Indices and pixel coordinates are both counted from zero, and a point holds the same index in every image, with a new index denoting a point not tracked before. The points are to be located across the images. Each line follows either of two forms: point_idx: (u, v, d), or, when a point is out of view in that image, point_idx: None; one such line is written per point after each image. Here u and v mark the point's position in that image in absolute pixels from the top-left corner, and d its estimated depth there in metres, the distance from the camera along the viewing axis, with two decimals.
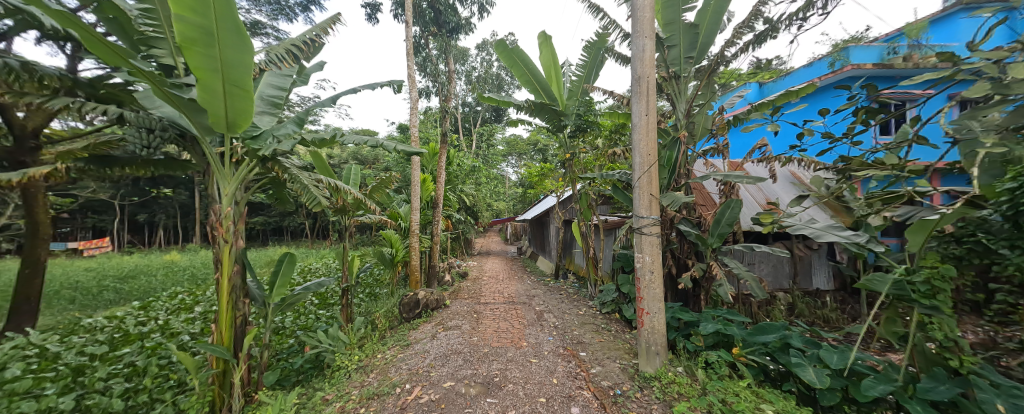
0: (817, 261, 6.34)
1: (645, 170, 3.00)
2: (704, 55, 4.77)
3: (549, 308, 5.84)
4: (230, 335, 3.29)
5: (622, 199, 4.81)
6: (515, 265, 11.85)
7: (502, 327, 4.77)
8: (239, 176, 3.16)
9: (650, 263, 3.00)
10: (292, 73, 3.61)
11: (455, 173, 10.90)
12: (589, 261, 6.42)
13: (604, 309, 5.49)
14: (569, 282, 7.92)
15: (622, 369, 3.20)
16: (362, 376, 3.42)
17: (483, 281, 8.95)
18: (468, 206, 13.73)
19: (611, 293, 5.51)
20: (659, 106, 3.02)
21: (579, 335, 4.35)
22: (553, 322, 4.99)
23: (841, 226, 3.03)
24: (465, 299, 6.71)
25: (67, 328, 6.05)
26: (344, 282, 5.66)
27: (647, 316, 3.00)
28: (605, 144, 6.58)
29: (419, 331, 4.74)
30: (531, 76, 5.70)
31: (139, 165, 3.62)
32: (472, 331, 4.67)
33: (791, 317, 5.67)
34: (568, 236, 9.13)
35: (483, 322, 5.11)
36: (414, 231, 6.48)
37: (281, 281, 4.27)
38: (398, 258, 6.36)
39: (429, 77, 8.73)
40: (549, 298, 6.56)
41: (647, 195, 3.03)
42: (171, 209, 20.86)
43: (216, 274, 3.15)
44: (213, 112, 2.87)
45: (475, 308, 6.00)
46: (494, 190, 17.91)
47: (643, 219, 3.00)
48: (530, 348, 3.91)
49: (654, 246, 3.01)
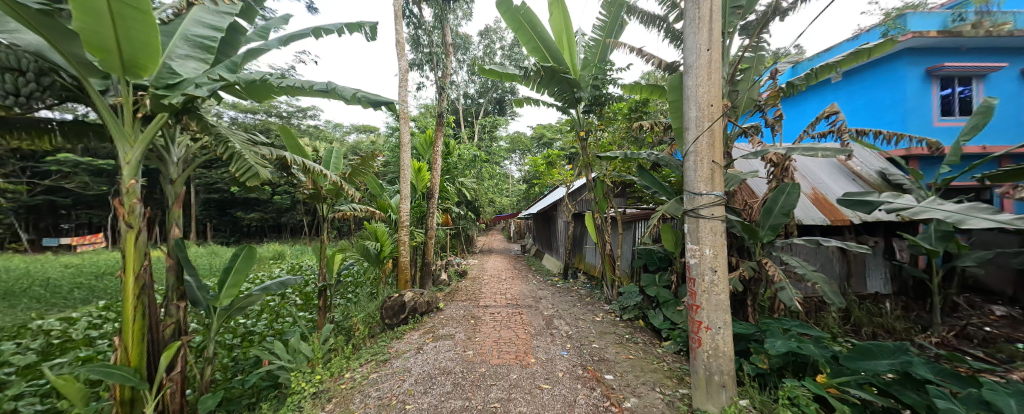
0: (873, 261, 5.43)
1: (706, 128, 2.11)
2: (755, 5, 3.86)
3: (559, 313, 4.97)
4: (139, 351, 2.47)
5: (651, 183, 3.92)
6: (518, 264, 11.01)
7: (505, 338, 3.92)
8: (146, 138, 2.31)
9: (713, 256, 2.10)
10: (232, 10, 2.78)
11: (455, 164, 10.07)
12: (605, 258, 5.56)
13: (625, 315, 4.63)
14: (580, 283, 7.05)
15: (666, 405, 2.32)
16: (315, 408, 2.58)
17: (484, 280, 8.12)
18: (468, 201, 12.90)
19: (634, 297, 4.64)
20: (722, 39, 2.15)
21: (600, 349, 3.49)
22: (566, 331, 4.15)
23: (989, 207, 2.25)
24: (462, 301, 5.89)
25: (11, 331, 5.32)
26: (322, 281, 4.85)
27: (705, 334, 2.11)
28: (624, 124, 5.69)
29: (404, 341, 3.92)
30: (540, 41, 4.86)
31: (35, 129, 2.80)
32: (467, 342, 3.83)
33: (848, 327, 4.76)
34: (578, 232, 8.26)
35: (480, 329, 4.27)
36: (405, 224, 5.66)
37: (232, 279, 3.47)
38: (384, 254, 5.55)
39: (425, 54, 7.88)
40: (558, 301, 5.70)
41: (708, 163, 2.14)
42: None
43: (117, 269, 2.33)
44: (92, 38, 1.99)
45: (473, 312, 5.16)
46: (496, 185, 17.08)
47: (701, 197, 2.12)
48: (539, 368, 3.07)
49: (717, 236, 2.13)
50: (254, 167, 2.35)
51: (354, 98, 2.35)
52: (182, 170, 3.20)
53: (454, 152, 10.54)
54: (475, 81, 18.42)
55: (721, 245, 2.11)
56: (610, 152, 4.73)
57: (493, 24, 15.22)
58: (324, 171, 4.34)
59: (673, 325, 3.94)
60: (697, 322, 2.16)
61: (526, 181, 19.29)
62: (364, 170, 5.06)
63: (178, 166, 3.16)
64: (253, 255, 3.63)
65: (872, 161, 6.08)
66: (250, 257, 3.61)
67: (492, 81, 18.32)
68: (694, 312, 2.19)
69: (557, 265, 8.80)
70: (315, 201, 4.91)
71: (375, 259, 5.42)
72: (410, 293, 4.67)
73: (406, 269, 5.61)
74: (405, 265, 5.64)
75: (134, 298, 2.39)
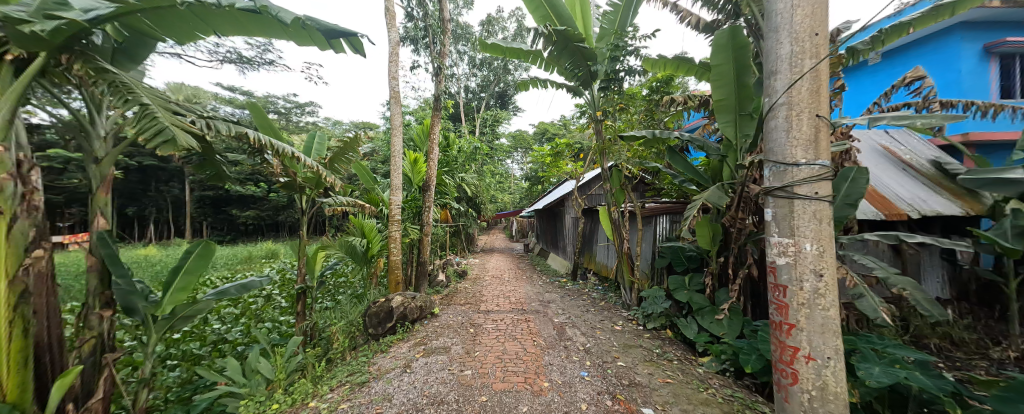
0: (929, 259, 4.75)
1: (810, 68, 1.44)
2: None
3: (572, 321, 4.31)
4: (21, 381, 1.84)
5: (685, 167, 3.39)
6: (522, 264, 10.35)
7: (511, 352, 3.28)
8: (17, 89, 1.68)
9: (821, 256, 1.43)
10: None
11: (454, 157, 9.44)
12: (623, 258, 4.91)
13: (650, 323, 3.98)
14: (592, 286, 6.37)
15: None
16: None
17: (485, 281, 7.48)
18: (469, 197, 12.26)
19: (660, 303, 3.98)
20: None
21: (628, 369, 2.83)
22: (582, 343, 3.50)
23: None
24: (461, 305, 5.25)
25: None
26: (300, 283, 4.22)
27: (804, 367, 1.46)
28: (644, 106, 5.03)
29: (389, 356, 3.29)
30: (548, 6, 4.22)
31: None
32: (464, 358, 3.18)
33: (908, 338, 4.09)
34: (587, 230, 7.59)
35: (481, 341, 3.63)
36: (396, 219, 5.01)
37: (179, 282, 2.86)
38: (373, 252, 4.93)
39: (421, 35, 7.23)
40: (569, 306, 5.06)
41: (809, 118, 1.47)
42: (162, 203, 20.01)
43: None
44: None
45: (473, 318, 4.52)
46: (498, 182, 16.44)
47: (800, 168, 1.46)
48: (556, 396, 2.42)
49: (826, 224, 1.46)
50: (169, 131, 1.71)
51: (296, 23, 1.85)
52: (110, 147, 2.58)
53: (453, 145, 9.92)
54: (477, 75, 17.76)
55: (830, 240, 1.43)
56: (633, 133, 4.04)
57: (494, 13, 14.56)
58: (299, 154, 3.72)
59: (712, 338, 3.28)
60: (789, 348, 1.52)
61: (529, 177, 18.60)
62: (348, 158, 4.41)
63: (104, 142, 2.53)
64: (209, 253, 3.03)
65: (922, 149, 5.43)
66: (204, 256, 2.99)
67: (494, 74, 17.71)
68: (783, 335, 1.54)
69: (565, 265, 8.15)
70: (290, 192, 4.26)
71: (362, 259, 4.79)
72: (399, 297, 4.02)
73: (398, 269, 4.97)
74: (396, 265, 4.97)
75: (9, 308, 1.77)
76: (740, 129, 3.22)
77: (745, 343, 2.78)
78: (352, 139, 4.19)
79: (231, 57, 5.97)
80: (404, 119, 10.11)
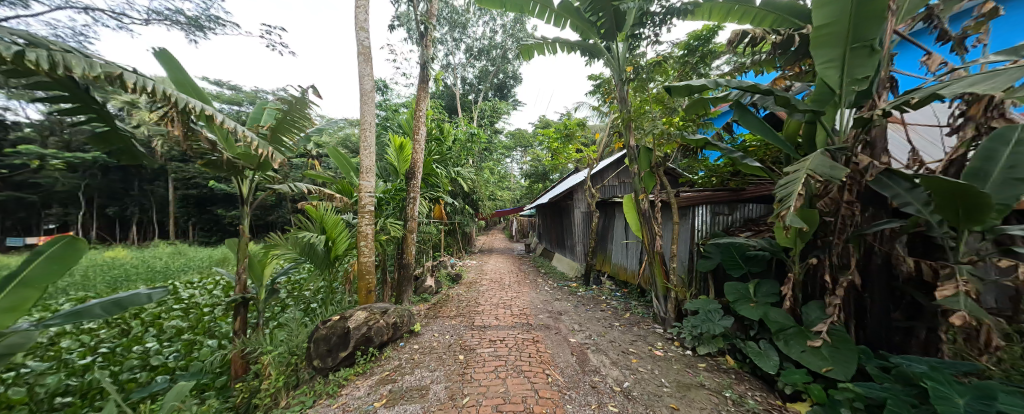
0: None
1: None
2: None
3: (595, 342, 3.30)
4: None
5: (771, 135, 2.37)
6: (523, 266, 9.32)
7: (517, 398, 2.24)
8: None
9: None
10: None
11: (448, 146, 8.42)
12: (655, 259, 3.92)
13: (703, 347, 2.96)
14: (610, 293, 5.36)
15: None
16: None
17: (482, 286, 6.44)
18: (465, 192, 11.25)
19: (716, 320, 2.95)
20: None
21: None
22: (617, 380, 2.49)
23: None
24: (452, 318, 4.20)
25: None
26: (238, 294, 3.21)
27: None
28: (679, 69, 4.04)
29: (337, 404, 2.23)
30: None
31: None
32: (446, 409, 2.13)
33: None
34: (601, 225, 6.62)
35: (473, 374, 2.61)
36: (367, 210, 3.91)
37: (14, 299, 1.85)
38: (338, 252, 3.88)
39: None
40: (587, 319, 4.04)
41: None
42: (144, 201, 18.99)
43: None
44: None
45: (465, 337, 3.49)
46: (497, 178, 15.41)
47: None
48: None
49: None
50: None
51: None
52: None
53: (448, 134, 8.91)
54: (475, 65, 16.80)
55: None
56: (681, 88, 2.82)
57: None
58: (216, 112, 2.65)
59: (809, 376, 2.25)
60: None
61: (530, 174, 17.56)
62: (296, 129, 3.33)
63: None
64: (70, 255, 2.10)
65: None
66: (61, 259, 2.05)
67: (493, 65, 16.71)
68: None
69: (574, 267, 7.12)
70: (220, 173, 3.21)
71: (323, 261, 3.73)
72: (359, 311, 2.91)
73: (369, 274, 3.88)
74: (367, 269, 3.90)
75: None
76: (849, 71, 2.22)
77: (885, 394, 1.76)
78: (296, 99, 3.07)
79: (172, 17, 4.92)
80: (394, 105, 9.12)
